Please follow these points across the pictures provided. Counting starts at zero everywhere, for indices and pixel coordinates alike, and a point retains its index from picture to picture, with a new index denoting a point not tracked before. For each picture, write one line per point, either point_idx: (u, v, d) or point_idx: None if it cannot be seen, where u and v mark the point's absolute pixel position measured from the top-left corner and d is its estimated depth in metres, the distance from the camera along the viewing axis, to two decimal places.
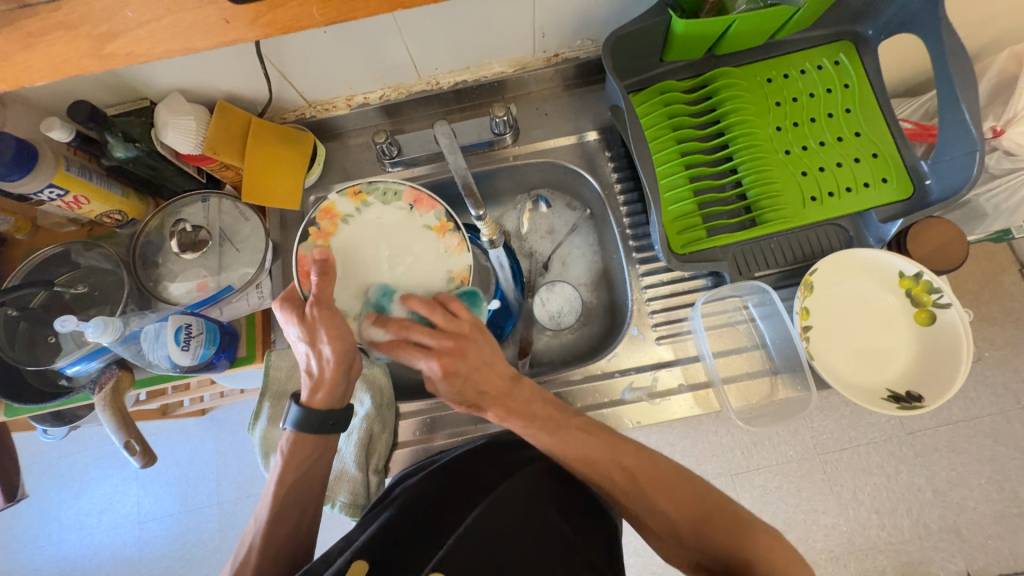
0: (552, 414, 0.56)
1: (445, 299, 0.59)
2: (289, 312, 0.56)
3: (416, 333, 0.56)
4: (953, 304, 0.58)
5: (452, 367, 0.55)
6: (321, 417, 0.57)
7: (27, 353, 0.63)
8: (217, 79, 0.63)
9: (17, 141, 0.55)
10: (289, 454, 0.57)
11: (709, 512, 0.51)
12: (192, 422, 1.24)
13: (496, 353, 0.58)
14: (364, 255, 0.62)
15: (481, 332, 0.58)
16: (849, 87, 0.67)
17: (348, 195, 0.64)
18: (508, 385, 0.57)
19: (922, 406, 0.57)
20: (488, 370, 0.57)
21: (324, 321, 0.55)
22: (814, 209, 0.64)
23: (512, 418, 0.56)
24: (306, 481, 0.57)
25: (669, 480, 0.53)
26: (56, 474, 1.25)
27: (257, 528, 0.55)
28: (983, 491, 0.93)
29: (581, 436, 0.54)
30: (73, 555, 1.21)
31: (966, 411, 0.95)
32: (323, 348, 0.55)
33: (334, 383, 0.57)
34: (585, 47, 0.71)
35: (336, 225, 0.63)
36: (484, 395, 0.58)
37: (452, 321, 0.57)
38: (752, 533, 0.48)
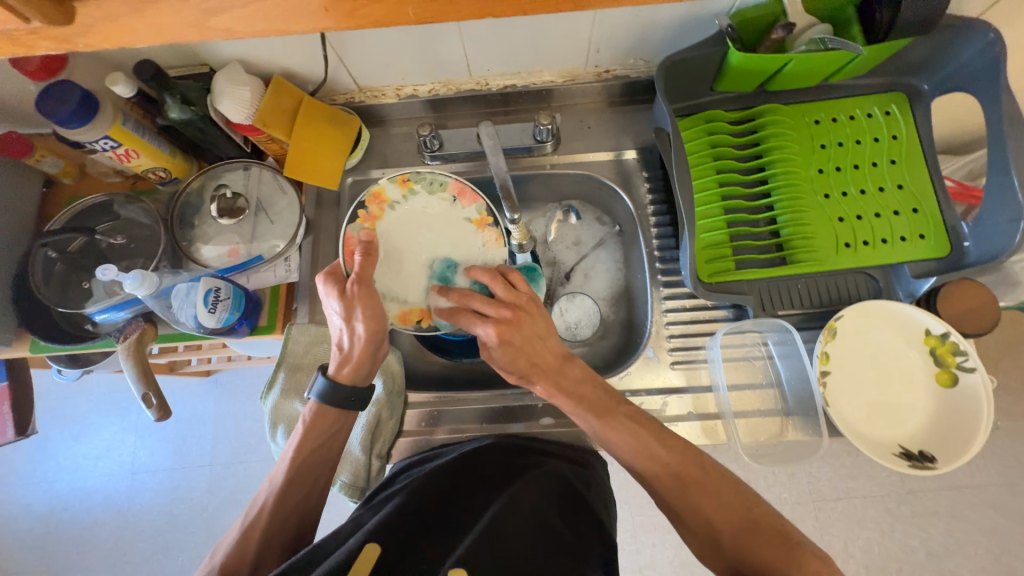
0: (602, 398, 0.58)
1: (505, 272, 0.61)
2: (331, 286, 0.58)
3: (476, 301, 0.59)
4: (978, 369, 0.57)
5: (507, 335, 0.57)
6: (347, 392, 0.58)
7: (58, 295, 0.65)
8: (277, 55, 0.65)
9: (83, 91, 0.57)
10: (309, 424, 0.58)
11: (756, 524, 0.48)
12: (197, 382, 1.27)
13: (549, 328, 0.59)
14: (402, 241, 0.67)
15: (538, 306, 0.60)
16: (897, 139, 0.67)
17: (397, 183, 0.68)
18: (559, 363, 0.59)
19: (934, 467, 0.57)
20: (542, 343, 0.58)
21: (361, 299, 0.57)
22: (847, 256, 0.64)
23: (560, 394, 0.58)
24: (324, 453, 0.59)
25: (714, 484, 0.51)
26: (60, 413, 1.28)
27: (271, 490, 0.56)
28: (978, 561, 0.91)
29: (628, 427, 0.55)
30: (66, 495, 1.23)
31: (971, 478, 0.93)
32: (357, 325, 0.57)
33: (361, 361, 0.58)
34: (636, 67, 0.71)
35: (383, 211, 0.67)
36: (537, 367, 0.58)
37: (510, 291, 0.59)
38: (801, 551, 0.44)
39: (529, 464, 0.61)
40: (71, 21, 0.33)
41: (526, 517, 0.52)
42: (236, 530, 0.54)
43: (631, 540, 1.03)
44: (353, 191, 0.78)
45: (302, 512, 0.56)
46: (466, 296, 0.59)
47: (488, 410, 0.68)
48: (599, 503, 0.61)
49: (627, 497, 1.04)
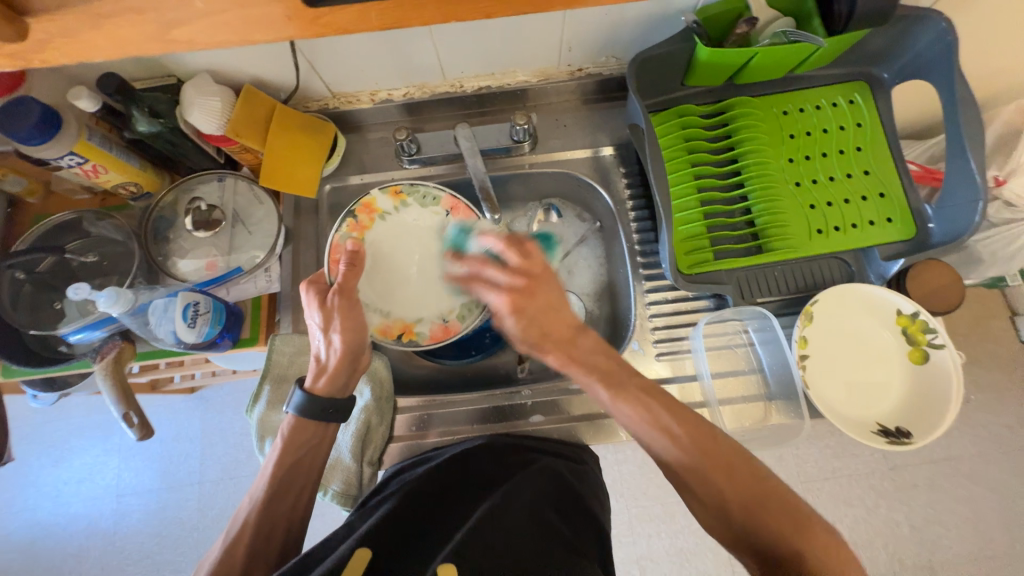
0: (613, 368, 0.53)
1: (520, 238, 0.55)
2: (313, 294, 0.58)
3: (491, 269, 0.54)
4: (947, 345, 0.60)
5: (521, 305, 0.53)
6: (324, 404, 0.57)
7: (29, 317, 0.63)
8: (246, 64, 0.64)
9: (43, 108, 0.56)
10: (291, 438, 0.56)
11: (767, 500, 0.46)
12: (180, 399, 1.24)
13: (563, 298, 0.54)
14: (391, 253, 0.70)
15: (552, 274, 0.55)
16: (861, 126, 0.69)
17: (389, 194, 0.70)
18: (572, 332, 0.54)
19: (911, 442, 0.59)
20: (553, 314, 0.53)
21: (342, 310, 0.57)
22: (819, 242, 0.65)
23: (575, 365, 0.53)
24: (306, 464, 0.57)
25: (727, 458, 0.48)
26: (38, 439, 1.23)
27: (252, 503, 0.54)
28: (958, 531, 0.95)
29: (641, 398, 0.51)
30: (47, 523, 1.19)
31: (948, 451, 0.97)
32: (334, 337, 0.57)
33: (337, 373, 0.58)
34: (608, 64, 0.72)
35: (373, 221, 0.69)
36: (548, 338, 0.53)
37: (525, 258, 0.54)
38: (812, 527, 0.45)
39: (522, 463, 0.61)
40: (25, 38, 0.32)
41: (523, 512, 0.53)
42: (216, 556, 0.52)
43: (628, 532, 1.04)
44: (332, 198, 0.77)
45: (288, 522, 0.55)
46: (482, 264, 0.55)
47: (478, 411, 0.69)
48: (592, 497, 0.62)
49: (621, 489, 1.05)
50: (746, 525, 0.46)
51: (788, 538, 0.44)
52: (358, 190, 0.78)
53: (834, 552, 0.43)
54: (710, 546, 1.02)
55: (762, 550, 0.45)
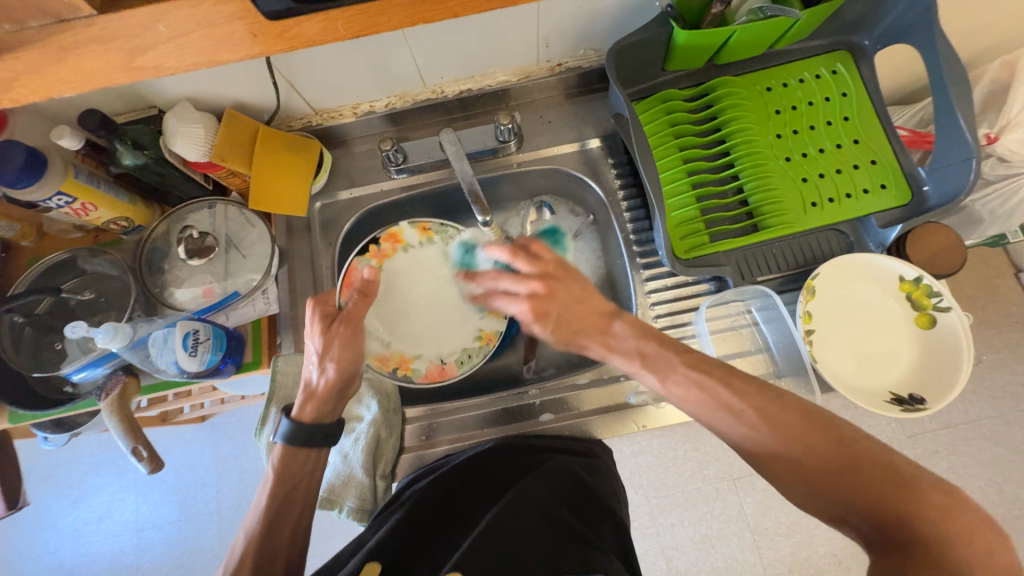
0: (656, 351, 0.52)
1: (526, 243, 0.58)
2: (316, 317, 0.58)
3: (505, 280, 0.57)
4: (953, 308, 0.59)
5: (543, 308, 0.54)
6: (313, 430, 0.57)
7: (32, 360, 0.62)
8: (225, 88, 0.64)
9: (28, 148, 0.56)
10: (284, 467, 0.56)
11: (858, 465, 0.41)
12: (192, 429, 1.24)
13: (586, 290, 0.55)
14: (404, 285, 0.72)
15: (568, 270, 0.56)
16: (847, 96, 0.69)
17: (417, 228, 0.73)
18: (606, 322, 0.54)
19: (925, 408, 0.58)
20: (581, 308, 0.54)
21: (343, 340, 0.58)
22: (814, 215, 0.65)
23: (614, 356, 0.53)
24: (301, 489, 0.57)
25: (801, 425, 0.44)
26: (53, 482, 1.24)
27: (249, 533, 0.54)
28: (983, 493, 0.94)
29: (691, 376, 0.49)
30: (70, 564, 1.19)
31: (965, 414, 0.96)
32: (329, 365, 0.57)
33: (325, 399, 0.58)
34: (587, 56, 0.72)
35: (395, 251, 0.72)
36: (581, 332, 0.54)
37: (537, 262, 0.56)
38: (916, 487, 0.39)
39: (529, 465, 0.61)
40: None
41: (532, 514, 0.52)
42: None
43: (650, 523, 1.03)
44: (323, 215, 0.77)
45: (290, 544, 0.54)
46: (497, 277, 0.58)
47: (488, 414, 0.68)
48: (607, 491, 0.62)
49: (640, 481, 1.05)
50: (834, 491, 0.42)
51: (894, 506, 0.39)
52: (349, 204, 0.77)
53: (959, 518, 0.38)
54: (734, 531, 1.01)
55: (866, 521, 0.41)
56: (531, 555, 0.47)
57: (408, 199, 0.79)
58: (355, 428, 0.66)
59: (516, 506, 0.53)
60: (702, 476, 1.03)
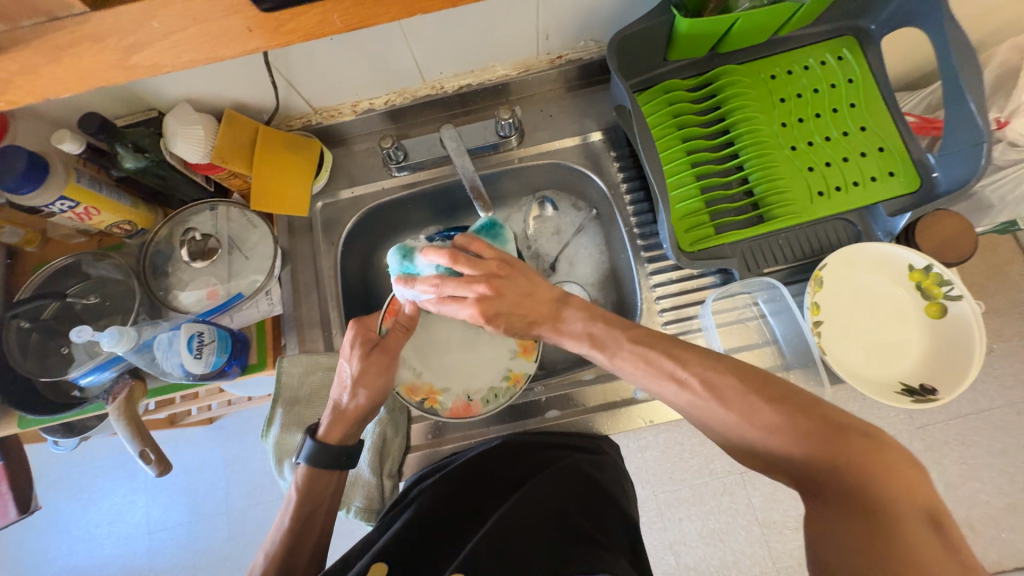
0: (603, 331, 0.53)
1: (465, 244, 0.57)
2: (358, 341, 0.59)
3: (450, 285, 0.55)
4: (964, 296, 0.58)
5: (492, 307, 0.55)
6: (337, 453, 0.57)
7: (39, 365, 0.63)
8: (223, 88, 0.64)
9: (29, 154, 0.56)
10: (310, 486, 0.56)
11: (788, 419, 0.42)
12: (199, 431, 1.24)
13: (533, 282, 0.56)
14: (441, 324, 0.70)
15: (511, 266, 0.56)
16: (853, 82, 0.67)
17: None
18: (554, 309, 0.56)
19: (936, 398, 0.57)
20: (530, 300, 0.56)
21: (380, 367, 0.59)
22: (821, 204, 0.64)
23: (564, 338, 0.55)
24: (323, 511, 0.57)
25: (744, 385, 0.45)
26: (65, 485, 1.25)
27: (267, 558, 0.54)
28: (995, 484, 0.93)
29: (638, 351, 0.50)
30: (84, 566, 1.20)
31: (975, 404, 0.95)
32: (362, 392, 0.58)
33: (353, 423, 0.58)
34: (588, 48, 0.71)
35: None
36: (535, 323, 0.56)
37: (479, 263, 0.55)
38: (850, 436, 0.40)
39: (538, 464, 0.60)
40: None
41: (540, 513, 0.53)
42: None
43: (659, 518, 1.03)
44: (324, 215, 0.76)
45: (311, 559, 0.55)
46: (440, 283, 0.55)
47: (493, 413, 0.67)
48: (616, 488, 0.62)
49: (647, 476, 1.04)
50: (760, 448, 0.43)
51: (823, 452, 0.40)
52: (350, 203, 0.77)
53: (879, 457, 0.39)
54: (743, 525, 1.01)
55: (798, 470, 0.41)
56: (540, 555, 0.47)
57: (410, 197, 0.78)
58: (363, 428, 0.66)
59: (522, 506, 0.53)
60: (710, 470, 1.02)
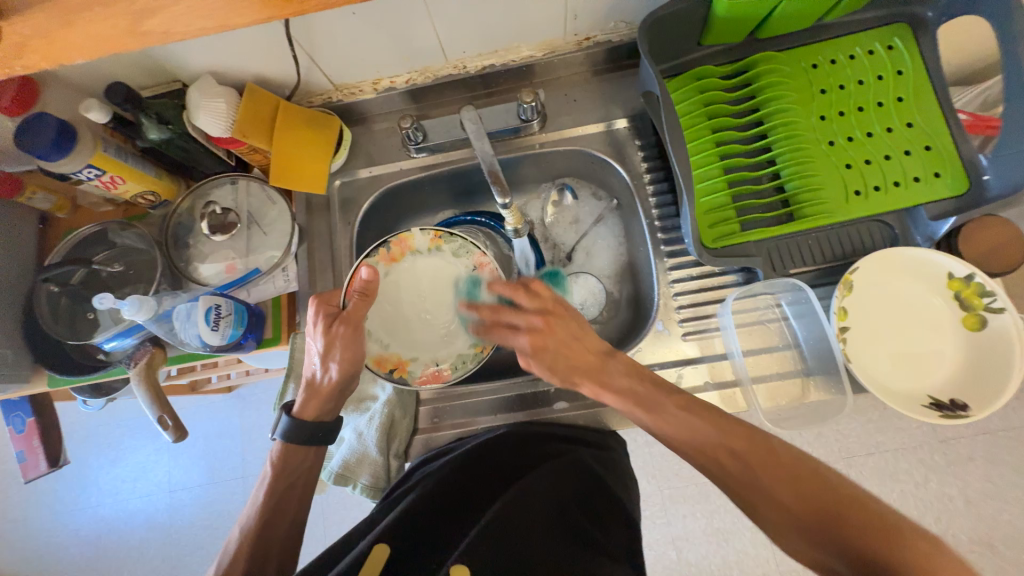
0: (649, 393, 0.53)
1: (526, 280, 0.58)
2: (319, 313, 0.59)
3: (507, 313, 0.57)
4: (1007, 309, 0.54)
5: (542, 343, 0.55)
6: (312, 429, 0.58)
7: (68, 328, 0.65)
8: (244, 61, 0.63)
9: (57, 122, 0.57)
10: (283, 463, 0.58)
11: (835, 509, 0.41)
12: (220, 399, 1.29)
13: (584, 328, 0.56)
14: (403, 294, 0.66)
15: (566, 308, 0.57)
16: (903, 74, 0.63)
17: (429, 235, 0.65)
18: (600, 360, 0.55)
19: (967, 415, 0.54)
20: (578, 345, 0.55)
21: (345, 340, 0.58)
22: (857, 205, 0.60)
23: (608, 394, 0.53)
24: (298, 488, 0.59)
25: (795, 471, 0.45)
26: (95, 442, 1.31)
27: (244, 531, 0.56)
28: (1020, 504, 0.89)
29: (684, 419, 0.50)
30: (111, 518, 1.27)
31: (1006, 421, 0.90)
32: (331, 365, 0.58)
33: (327, 399, 0.59)
34: (618, 30, 0.68)
35: (403, 255, 0.65)
36: (577, 369, 0.55)
37: (535, 298, 0.57)
38: (898, 531, 0.39)
39: (545, 455, 0.60)
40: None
41: (541, 507, 0.53)
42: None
43: (664, 514, 1.03)
44: (342, 194, 0.76)
45: (284, 545, 0.56)
46: (498, 311, 0.58)
47: (501, 400, 0.67)
48: (620, 486, 0.61)
49: (653, 471, 1.04)
50: (809, 526, 0.42)
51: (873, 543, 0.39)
52: (369, 183, 0.76)
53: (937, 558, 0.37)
54: (749, 527, 0.99)
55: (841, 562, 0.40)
56: (539, 555, 0.47)
57: (428, 179, 0.77)
58: (371, 408, 0.67)
59: (527, 499, 0.53)
60: None
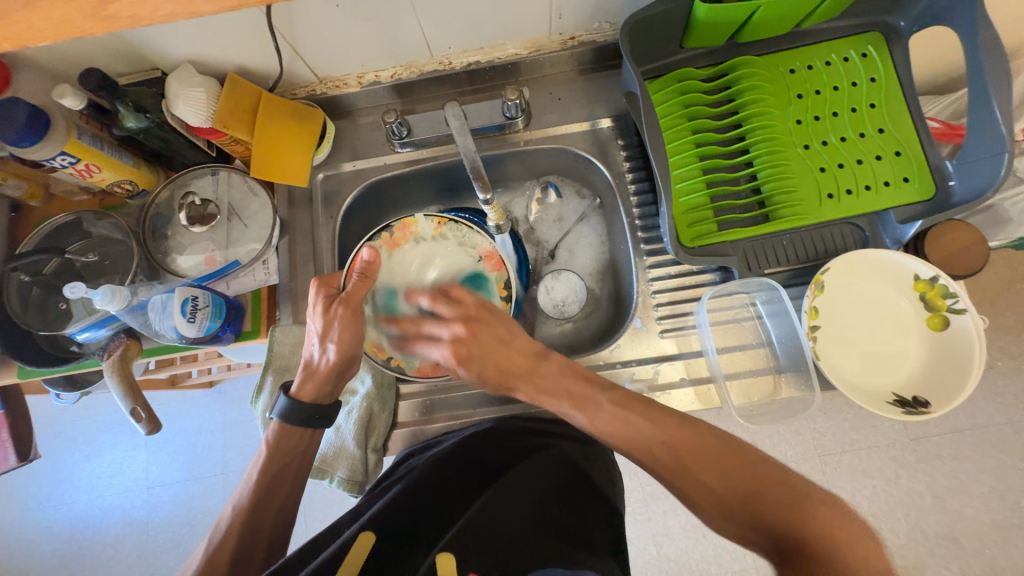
0: (583, 389, 0.52)
1: (446, 288, 0.58)
2: (319, 296, 0.58)
3: (427, 325, 0.57)
4: (968, 310, 0.56)
5: (464, 351, 0.54)
6: (309, 411, 0.58)
7: (39, 318, 0.64)
8: (226, 51, 0.63)
9: (29, 108, 0.55)
10: (280, 444, 0.57)
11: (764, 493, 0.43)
12: (200, 394, 1.27)
13: (512, 331, 0.56)
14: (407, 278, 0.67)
15: (489, 310, 0.57)
16: (876, 81, 0.65)
17: (434, 222, 0.67)
18: (532, 362, 0.54)
19: (927, 412, 0.56)
20: (502, 348, 0.54)
21: (343, 321, 0.58)
22: (830, 207, 0.62)
23: (542, 394, 0.53)
24: (295, 467, 0.58)
25: (718, 455, 0.46)
26: (69, 437, 1.29)
27: (238, 508, 0.56)
28: (983, 500, 0.93)
29: (618, 413, 0.49)
30: (85, 515, 1.25)
31: (972, 420, 0.94)
32: (330, 347, 0.57)
33: (325, 380, 0.58)
34: (602, 30, 0.69)
35: (407, 239, 0.67)
36: (511, 373, 0.54)
37: (455, 306, 0.56)
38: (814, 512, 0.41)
39: (528, 449, 0.61)
40: None
41: (527, 498, 0.54)
42: (198, 562, 0.53)
43: (645, 509, 1.05)
44: (325, 187, 0.76)
45: (275, 526, 0.56)
46: (419, 322, 0.57)
47: (482, 395, 0.68)
48: (603, 479, 0.62)
49: (635, 467, 1.05)
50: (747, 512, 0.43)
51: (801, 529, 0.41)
52: (353, 176, 0.76)
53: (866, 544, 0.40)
54: None
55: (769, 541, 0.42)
56: (524, 546, 0.47)
57: (413, 175, 0.77)
58: (350, 402, 0.67)
59: (512, 492, 0.54)
60: None
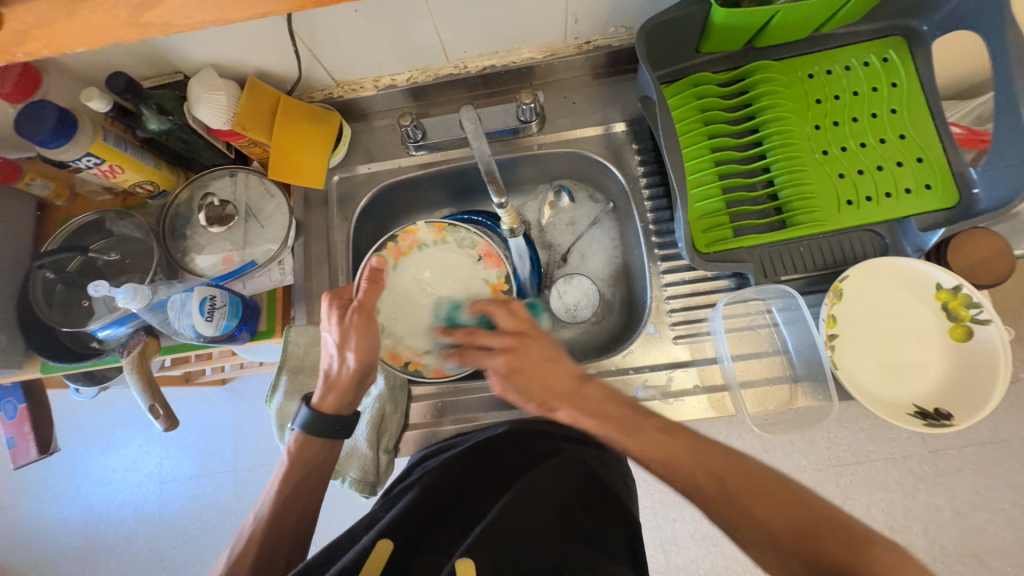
0: (624, 413, 0.51)
1: (508, 299, 0.58)
2: (333, 309, 0.58)
3: (482, 335, 0.56)
4: (993, 321, 0.55)
5: (516, 364, 0.53)
6: (332, 421, 0.58)
7: (63, 315, 0.66)
8: (247, 55, 0.64)
9: (58, 111, 0.57)
10: (301, 454, 0.58)
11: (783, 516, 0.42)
12: (213, 391, 1.29)
13: (559, 350, 0.55)
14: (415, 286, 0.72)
15: (541, 331, 0.56)
16: (897, 86, 0.64)
17: (433, 228, 0.72)
18: (576, 383, 0.52)
19: (950, 425, 0.55)
20: (552, 365, 0.53)
21: (358, 329, 0.57)
22: (849, 214, 0.61)
23: (586, 417, 0.51)
24: (313, 478, 0.59)
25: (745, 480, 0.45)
26: (86, 431, 1.31)
27: (257, 518, 0.56)
28: (1007, 516, 0.90)
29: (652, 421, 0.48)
30: (100, 508, 1.27)
31: (995, 433, 0.91)
32: (348, 354, 0.57)
33: (346, 390, 0.58)
34: (618, 34, 0.69)
35: (412, 248, 0.72)
36: (552, 393, 0.52)
37: (515, 317, 0.56)
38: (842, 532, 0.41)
39: (546, 453, 0.61)
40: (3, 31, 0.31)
41: (545, 506, 0.53)
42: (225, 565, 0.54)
43: (655, 516, 1.04)
44: (341, 189, 0.77)
45: (297, 531, 0.57)
46: (473, 332, 0.57)
47: (493, 399, 0.68)
48: (619, 481, 0.62)
49: (644, 474, 1.04)
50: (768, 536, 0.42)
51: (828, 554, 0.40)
52: (367, 179, 0.77)
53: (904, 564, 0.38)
54: None
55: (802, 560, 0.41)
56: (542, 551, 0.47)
57: (426, 177, 0.78)
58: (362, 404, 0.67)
59: (529, 498, 0.54)
60: None
